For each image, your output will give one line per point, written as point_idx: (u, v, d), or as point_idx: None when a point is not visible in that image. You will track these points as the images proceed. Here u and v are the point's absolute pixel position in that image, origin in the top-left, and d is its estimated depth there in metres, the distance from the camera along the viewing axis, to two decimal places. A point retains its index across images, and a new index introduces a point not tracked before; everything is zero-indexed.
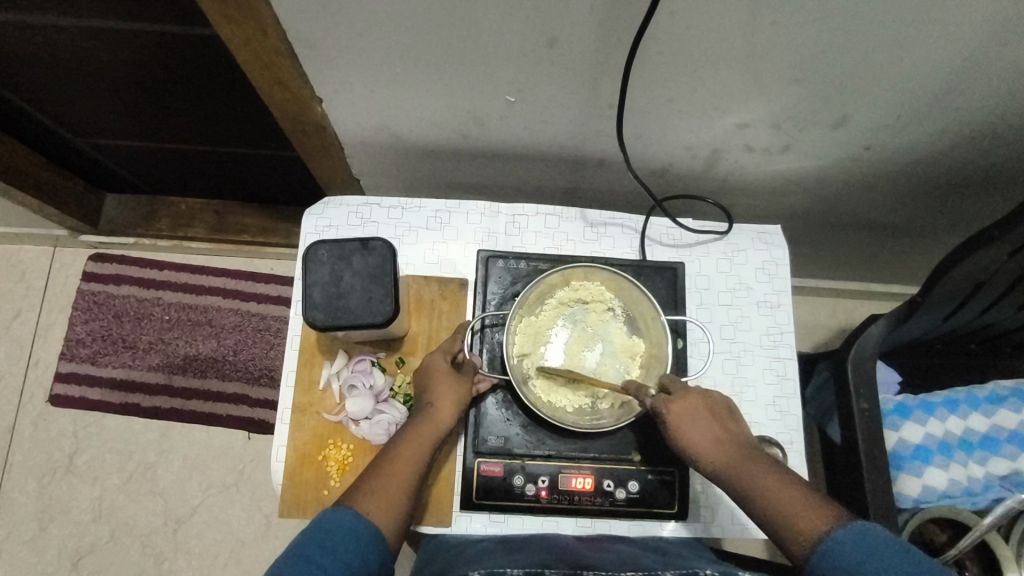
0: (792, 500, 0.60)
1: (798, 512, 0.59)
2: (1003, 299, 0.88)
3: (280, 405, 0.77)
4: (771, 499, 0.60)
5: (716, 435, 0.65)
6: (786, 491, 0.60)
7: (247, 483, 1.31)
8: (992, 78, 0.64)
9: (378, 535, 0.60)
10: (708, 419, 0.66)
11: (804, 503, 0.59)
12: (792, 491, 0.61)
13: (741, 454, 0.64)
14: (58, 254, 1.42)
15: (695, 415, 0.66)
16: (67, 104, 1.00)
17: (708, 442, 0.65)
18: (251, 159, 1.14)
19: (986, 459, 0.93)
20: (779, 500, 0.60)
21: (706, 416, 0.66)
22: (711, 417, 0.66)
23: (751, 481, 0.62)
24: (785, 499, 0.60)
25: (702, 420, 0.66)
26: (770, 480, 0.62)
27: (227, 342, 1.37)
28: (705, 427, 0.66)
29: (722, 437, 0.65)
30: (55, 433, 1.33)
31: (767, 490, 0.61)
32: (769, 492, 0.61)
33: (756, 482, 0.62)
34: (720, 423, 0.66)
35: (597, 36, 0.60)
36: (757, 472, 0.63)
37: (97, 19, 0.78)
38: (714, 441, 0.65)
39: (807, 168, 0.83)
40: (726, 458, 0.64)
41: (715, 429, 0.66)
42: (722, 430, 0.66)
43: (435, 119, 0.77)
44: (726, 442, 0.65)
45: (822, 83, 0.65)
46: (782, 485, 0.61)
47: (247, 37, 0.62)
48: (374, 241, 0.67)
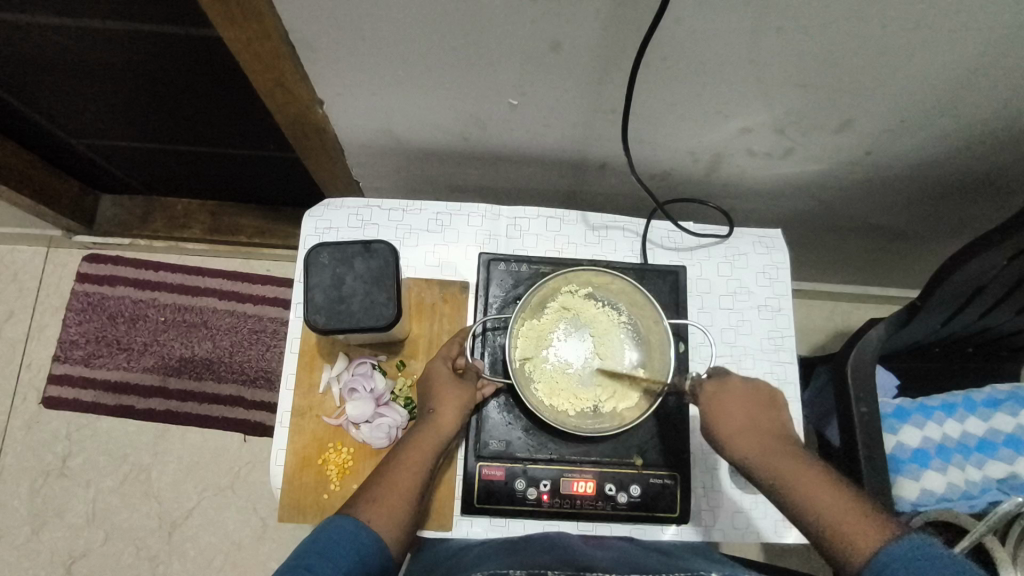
0: (837, 510, 0.60)
1: (847, 521, 0.59)
2: (1001, 304, 0.88)
3: (279, 408, 0.77)
4: (819, 505, 0.61)
5: (762, 423, 0.66)
6: (835, 499, 0.61)
7: (243, 486, 1.30)
8: (994, 84, 0.64)
9: (381, 543, 0.60)
10: (754, 413, 0.67)
11: (856, 516, 0.59)
12: (840, 498, 0.61)
13: (789, 451, 0.65)
14: (52, 254, 1.41)
15: (740, 403, 0.67)
16: (63, 103, 0.99)
17: (753, 435, 0.65)
18: (249, 160, 1.13)
19: (983, 462, 0.93)
20: (827, 506, 0.60)
21: (756, 408, 0.67)
22: (757, 410, 0.67)
23: (802, 484, 0.62)
24: (834, 508, 0.60)
25: (746, 412, 0.67)
26: (816, 484, 0.62)
27: (223, 344, 1.36)
28: (749, 418, 0.66)
29: (766, 428, 0.66)
30: (48, 436, 1.32)
31: (813, 492, 0.61)
32: (816, 496, 0.61)
33: (806, 484, 0.62)
34: (765, 414, 0.67)
35: (601, 41, 0.60)
36: (804, 473, 0.63)
37: (95, 19, 0.77)
38: (758, 436, 0.65)
39: (807, 172, 0.83)
40: (773, 455, 0.64)
41: (760, 419, 0.66)
42: (767, 423, 0.66)
43: (437, 121, 0.77)
44: (772, 435, 0.66)
45: (825, 88, 0.65)
46: (830, 492, 0.61)
47: (250, 39, 0.62)
48: (376, 244, 0.67)
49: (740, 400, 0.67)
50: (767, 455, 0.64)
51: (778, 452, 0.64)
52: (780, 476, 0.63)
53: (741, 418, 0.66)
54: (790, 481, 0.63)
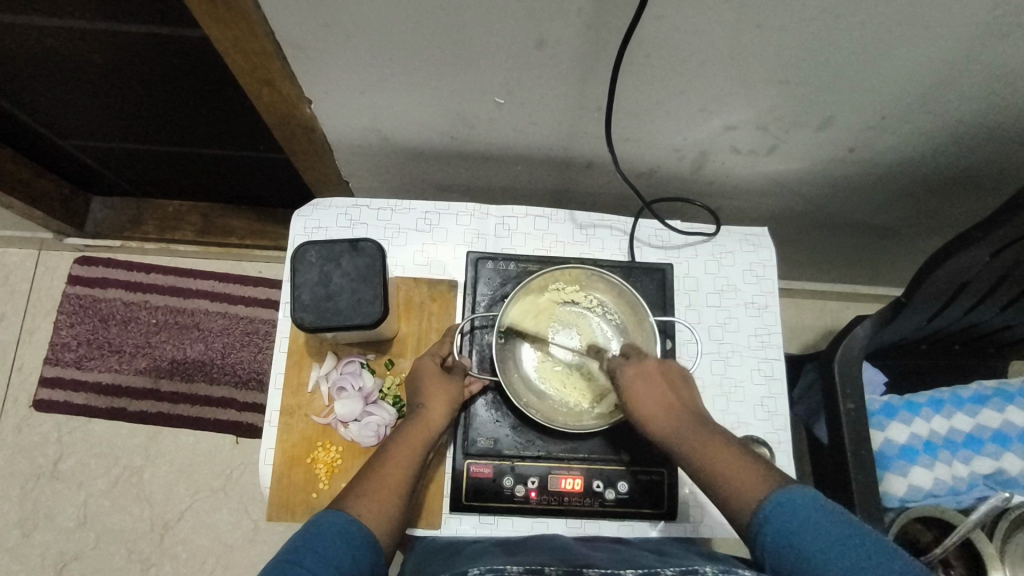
0: (725, 465, 0.59)
1: (742, 477, 0.58)
2: (985, 300, 0.89)
3: (268, 407, 0.77)
4: (719, 468, 0.59)
5: (670, 397, 0.65)
6: (730, 456, 0.60)
7: (235, 487, 1.30)
8: (973, 81, 0.65)
9: (370, 539, 0.60)
10: (663, 386, 0.66)
11: (744, 468, 0.59)
12: (734, 454, 0.60)
13: (689, 419, 0.63)
14: (43, 257, 1.40)
15: (653, 384, 0.66)
16: (53, 105, 1.00)
17: (665, 407, 0.64)
18: (240, 162, 1.14)
19: (970, 458, 0.94)
20: (721, 464, 0.60)
21: (658, 381, 0.66)
22: (667, 383, 0.66)
23: (702, 448, 0.61)
24: (727, 463, 0.59)
25: (650, 386, 0.65)
26: (715, 446, 0.61)
27: (215, 346, 1.36)
28: (656, 391, 0.65)
29: (670, 399, 0.65)
30: (39, 439, 1.31)
31: (712, 455, 0.60)
32: (712, 457, 0.60)
33: (706, 450, 0.61)
34: (672, 387, 0.66)
35: (584, 38, 0.60)
36: (706, 437, 0.62)
37: (83, 20, 0.78)
38: (665, 405, 0.64)
39: (792, 170, 0.84)
40: (679, 425, 0.63)
41: (667, 391, 0.65)
42: (674, 395, 0.65)
43: (424, 120, 0.78)
44: (679, 409, 0.64)
45: (806, 85, 0.66)
46: (727, 450, 0.61)
47: (234, 38, 0.62)
48: (363, 242, 0.67)
49: (647, 375, 0.66)
50: (675, 427, 0.63)
51: (687, 421, 0.63)
52: (688, 445, 0.62)
53: (652, 392, 0.65)
54: (693, 448, 0.62)
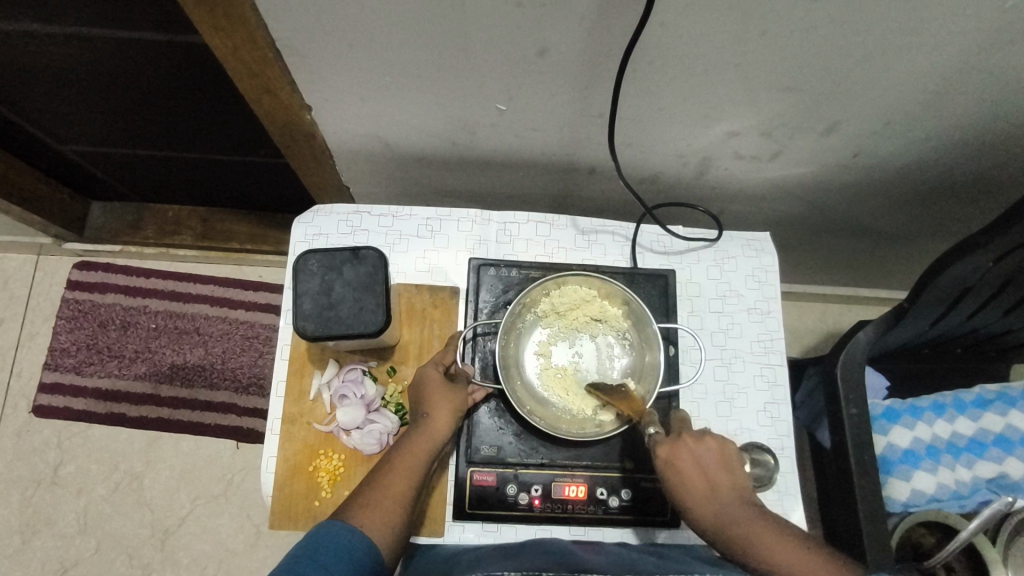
0: (798, 564, 0.55)
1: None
2: (988, 305, 0.89)
3: (270, 416, 0.76)
4: (778, 560, 0.56)
5: (719, 483, 0.62)
6: (793, 548, 0.57)
7: (236, 493, 1.29)
8: (977, 87, 0.65)
9: (373, 549, 0.60)
10: (710, 471, 0.63)
11: (816, 567, 0.55)
12: (799, 551, 0.56)
13: (752, 516, 0.60)
14: (42, 262, 1.40)
15: (697, 469, 0.63)
16: (52, 111, 0.99)
17: (710, 494, 0.61)
18: (240, 167, 1.13)
19: (973, 462, 0.94)
20: (786, 560, 0.56)
21: (720, 469, 0.63)
22: (719, 469, 0.63)
23: (761, 539, 0.58)
24: (793, 557, 0.56)
25: (700, 472, 0.63)
26: (776, 539, 0.58)
27: (215, 351, 1.36)
28: (704, 478, 0.62)
29: (726, 483, 0.62)
30: (39, 444, 1.31)
31: (772, 546, 0.57)
32: (774, 549, 0.57)
33: (763, 539, 0.58)
34: (723, 472, 0.63)
35: (588, 45, 0.60)
36: (767, 532, 0.58)
37: (83, 27, 0.77)
38: (714, 491, 0.62)
39: (794, 176, 0.84)
40: (732, 515, 0.60)
41: (720, 478, 0.62)
42: (722, 479, 0.62)
43: (425, 127, 0.77)
44: (733, 497, 0.61)
45: (810, 91, 0.66)
46: (786, 541, 0.57)
47: (236, 47, 0.62)
48: (365, 250, 0.67)
49: (695, 462, 0.63)
50: (724, 513, 0.60)
51: (737, 509, 0.60)
52: (737, 536, 0.59)
53: (700, 478, 0.62)
54: (748, 537, 0.58)
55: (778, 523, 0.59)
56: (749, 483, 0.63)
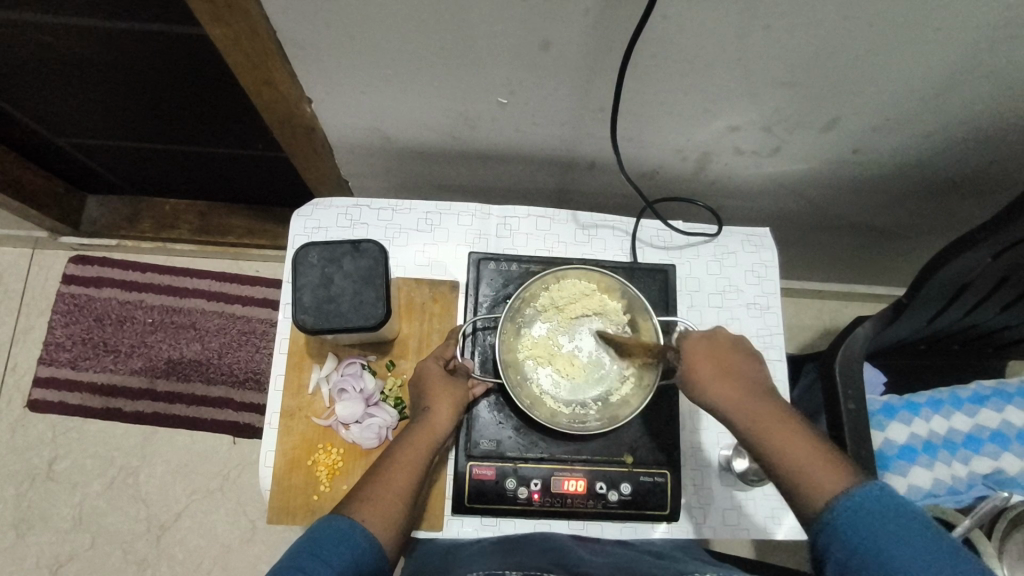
0: (811, 458, 0.59)
1: (816, 466, 0.58)
2: (986, 301, 0.89)
3: (268, 409, 0.76)
4: (790, 451, 0.60)
5: (738, 370, 0.65)
6: (799, 440, 0.61)
7: (232, 488, 1.29)
8: (977, 84, 0.65)
9: (376, 544, 0.59)
10: (727, 360, 0.66)
11: (827, 461, 0.59)
12: (807, 443, 0.60)
13: (769, 405, 0.63)
14: (37, 256, 1.39)
15: (718, 355, 0.66)
16: (47, 103, 0.98)
17: (730, 379, 0.65)
18: (237, 160, 1.12)
19: (969, 458, 0.94)
20: (796, 451, 0.60)
21: (733, 357, 0.66)
22: (734, 359, 0.66)
23: (770, 427, 0.62)
24: (801, 450, 0.60)
25: (717, 363, 0.66)
26: (789, 431, 0.61)
27: (212, 345, 1.35)
28: (720, 369, 0.66)
29: (746, 371, 0.66)
30: (33, 439, 1.30)
31: (778, 434, 0.61)
32: (790, 440, 0.61)
33: (771, 430, 0.62)
34: (737, 359, 0.66)
35: (590, 39, 0.60)
36: (778, 421, 0.62)
37: (80, 17, 0.77)
38: (734, 377, 0.65)
39: (794, 171, 0.84)
40: (751, 399, 0.64)
41: (737, 366, 0.66)
42: (744, 369, 0.66)
43: (425, 120, 0.77)
44: (750, 383, 0.65)
45: (812, 87, 0.66)
46: (793, 432, 0.61)
47: (235, 38, 0.61)
48: (365, 243, 0.66)
49: (709, 353, 0.67)
50: (740, 398, 0.63)
51: (750, 394, 0.64)
52: (754, 419, 0.62)
53: (720, 365, 0.66)
54: (761, 425, 0.62)
55: (791, 415, 0.63)
56: (762, 373, 0.67)
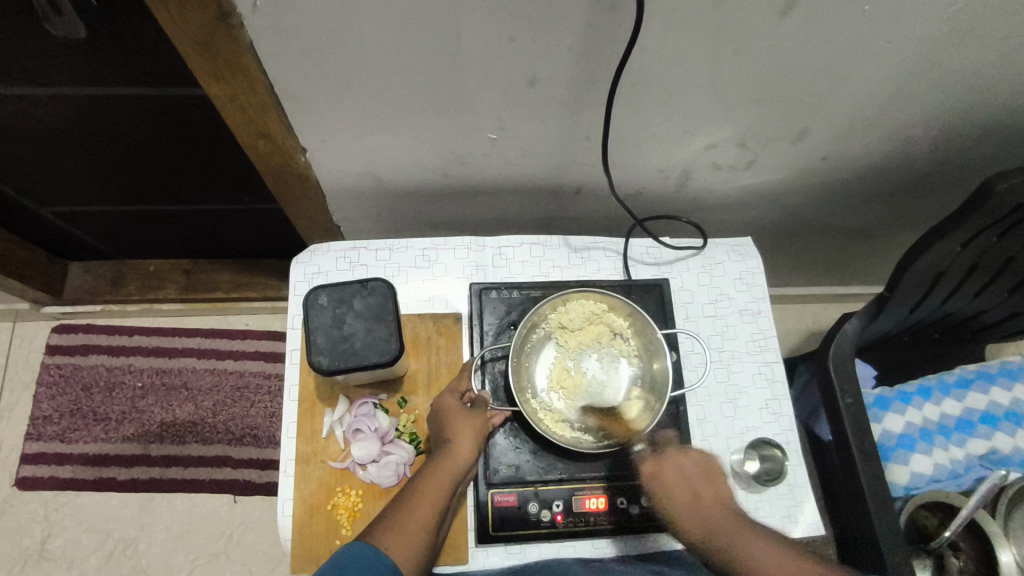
0: (781, 570, 0.61)
1: (787, 573, 0.61)
2: (959, 290, 0.94)
3: (282, 457, 0.76)
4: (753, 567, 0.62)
5: (705, 494, 0.69)
6: (774, 556, 0.63)
7: (236, 549, 1.25)
8: (927, 88, 0.70)
9: (397, 573, 0.57)
10: (695, 489, 0.70)
11: (795, 571, 0.61)
12: (777, 551, 0.63)
13: (731, 523, 0.66)
14: (19, 329, 1.36)
15: (679, 483, 0.70)
16: (31, 174, 0.99)
17: (693, 503, 0.69)
18: (224, 215, 1.13)
19: (964, 441, 0.98)
20: (767, 565, 0.62)
21: (705, 480, 0.71)
22: (704, 483, 0.70)
23: (743, 545, 0.64)
24: (772, 560, 0.62)
25: (689, 489, 0.70)
26: (757, 544, 0.64)
27: (205, 404, 1.33)
28: (691, 492, 0.70)
29: (706, 496, 0.69)
30: (24, 519, 1.25)
31: (745, 552, 0.64)
32: (745, 552, 0.64)
33: (747, 548, 0.64)
34: (701, 484, 0.70)
35: (575, 73, 0.64)
36: (745, 536, 0.65)
37: (69, 87, 0.78)
38: (700, 499, 0.69)
39: (768, 182, 0.88)
40: (716, 526, 0.66)
41: (704, 488, 0.70)
42: (705, 491, 0.70)
43: (417, 161, 0.80)
44: (711, 507, 0.68)
45: (780, 102, 0.71)
46: (769, 548, 0.64)
47: (234, 94, 0.64)
48: (373, 281, 0.68)
49: (684, 476, 0.71)
50: (705, 517, 0.67)
51: (719, 517, 0.67)
52: (718, 541, 0.65)
53: (686, 489, 0.70)
54: (724, 545, 0.65)
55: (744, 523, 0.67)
56: (726, 493, 0.70)
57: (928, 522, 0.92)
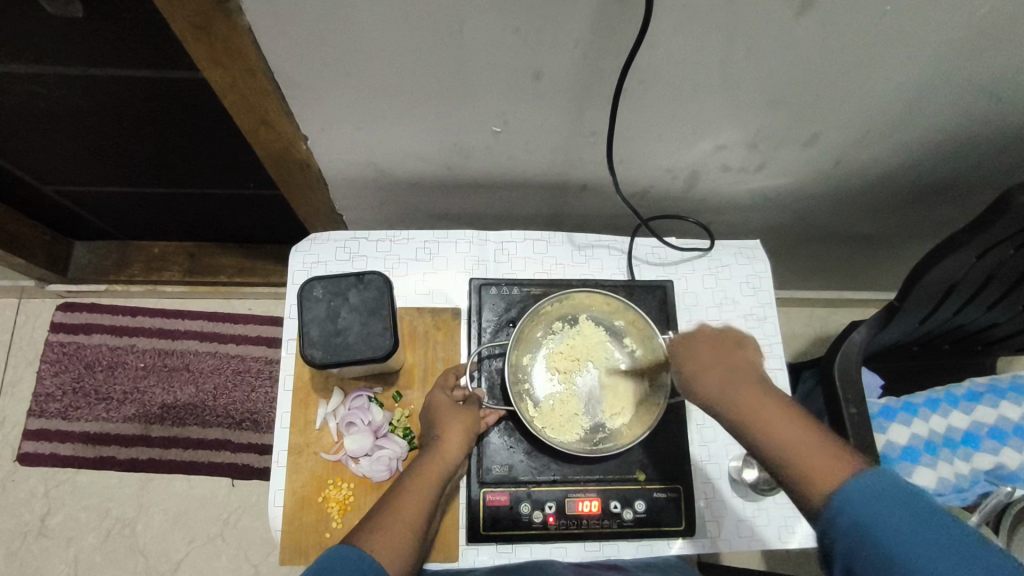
0: (808, 450, 0.54)
1: (815, 458, 0.53)
2: (973, 302, 0.91)
3: (275, 447, 0.75)
4: (779, 439, 0.55)
5: (722, 363, 0.62)
6: (802, 432, 0.55)
7: (233, 532, 1.26)
8: (950, 93, 0.68)
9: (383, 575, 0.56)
10: (720, 351, 0.63)
11: (819, 449, 0.54)
12: (801, 429, 0.55)
13: (759, 395, 0.58)
14: (24, 306, 1.37)
15: (705, 348, 0.64)
16: (36, 154, 0.98)
17: (716, 368, 0.61)
18: (227, 199, 1.13)
19: (970, 455, 0.96)
20: (789, 440, 0.55)
21: (727, 348, 0.63)
22: (725, 350, 0.63)
23: (765, 419, 0.56)
24: (798, 438, 0.55)
25: (713, 352, 0.63)
26: (777, 413, 0.57)
27: (207, 387, 1.33)
28: (713, 353, 0.63)
29: (729, 363, 0.62)
30: (24, 494, 1.27)
31: (766, 418, 0.56)
32: (773, 425, 0.56)
33: (765, 421, 0.56)
34: (727, 352, 0.63)
35: (582, 67, 0.62)
36: (765, 406, 0.57)
37: (68, 66, 0.77)
38: (721, 367, 0.61)
39: (779, 185, 0.86)
40: (739, 388, 0.59)
41: (727, 357, 0.62)
42: (728, 359, 0.62)
43: (421, 153, 0.78)
44: (736, 373, 0.61)
45: (793, 104, 0.68)
46: (796, 425, 0.56)
47: (233, 79, 0.63)
48: (369, 275, 0.67)
49: (710, 344, 0.64)
50: (723, 384, 0.60)
51: (749, 389, 0.59)
52: (739, 411, 0.58)
53: (709, 357, 0.63)
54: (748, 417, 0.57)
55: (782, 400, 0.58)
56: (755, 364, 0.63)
57: None
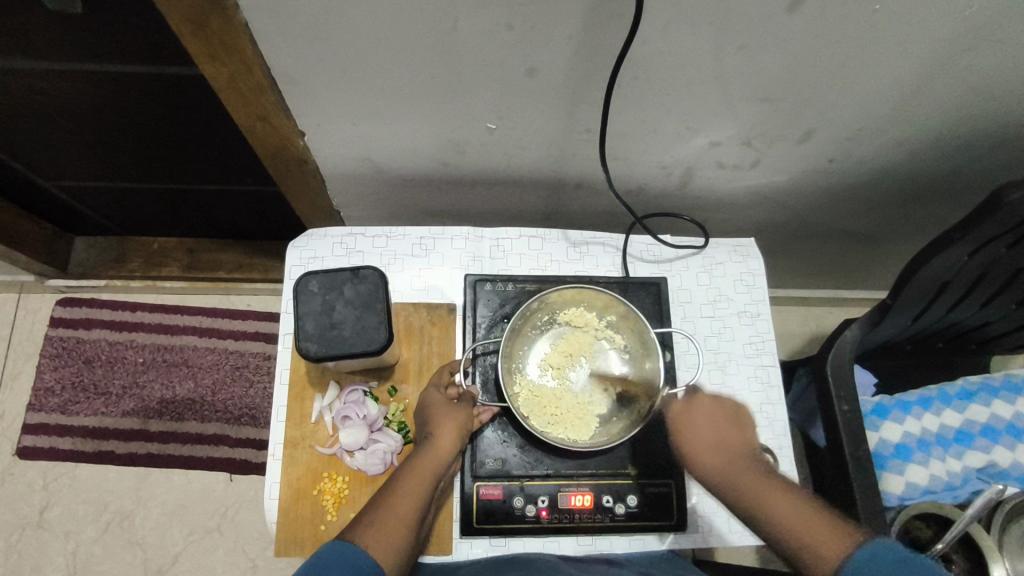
0: (808, 525, 0.60)
1: (812, 533, 0.59)
2: (965, 301, 0.92)
3: (271, 441, 0.76)
4: (770, 508, 0.62)
5: (728, 438, 0.69)
6: (799, 507, 0.61)
7: (230, 526, 1.27)
8: (940, 91, 0.68)
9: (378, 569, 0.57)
10: (721, 423, 0.70)
11: (817, 524, 0.60)
12: (797, 506, 0.61)
13: (754, 471, 0.66)
14: (24, 301, 1.38)
15: (707, 419, 0.71)
16: (36, 149, 0.99)
17: (717, 445, 0.68)
18: (226, 195, 1.13)
19: (962, 453, 0.96)
20: (787, 515, 0.61)
21: (730, 422, 0.71)
22: (726, 424, 0.70)
23: (763, 497, 0.63)
24: (792, 512, 0.61)
25: (717, 427, 0.70)
26: (775, 490, 0.63)
27: (205, 382, 1.34)
28: (715, 428, 0.70)
29: (731, 439, 0.69)
30: (23, 488, 1.27)
31: (764, 493, 0.63)
32: (772, 501, 0.62)
33: (768, 498, 0.63)
34: (732, 430, 0.70)
35: (576, 64, 0.62)
36: (765, 484, 0.64)
37: (68, 61, 0.78)
38: (722, 442, 0.69)
39: (773, 183, 0.87)
40: (738, 468, 0.66)
41: (729, 432, 0.70)
42: (731, 436, 0.69)
43: (417, 149, 0.79)
44: (738, 450, 0.68)
45: (786, 102, 0.69)
46: (790, 498, 0.62)
47: (230, 74, 0.63)
48: (364, 269, 0.68)
49: (713, 415, 0.71)
50: (728, 466, 0.67)
51: (750, 470, 0.66)
52: (743, 490, 0.65)
53: (712, 429, 0.70)
54: (751, 492, 0.64)
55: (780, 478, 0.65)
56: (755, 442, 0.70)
57: (921, 532, 0.89)
